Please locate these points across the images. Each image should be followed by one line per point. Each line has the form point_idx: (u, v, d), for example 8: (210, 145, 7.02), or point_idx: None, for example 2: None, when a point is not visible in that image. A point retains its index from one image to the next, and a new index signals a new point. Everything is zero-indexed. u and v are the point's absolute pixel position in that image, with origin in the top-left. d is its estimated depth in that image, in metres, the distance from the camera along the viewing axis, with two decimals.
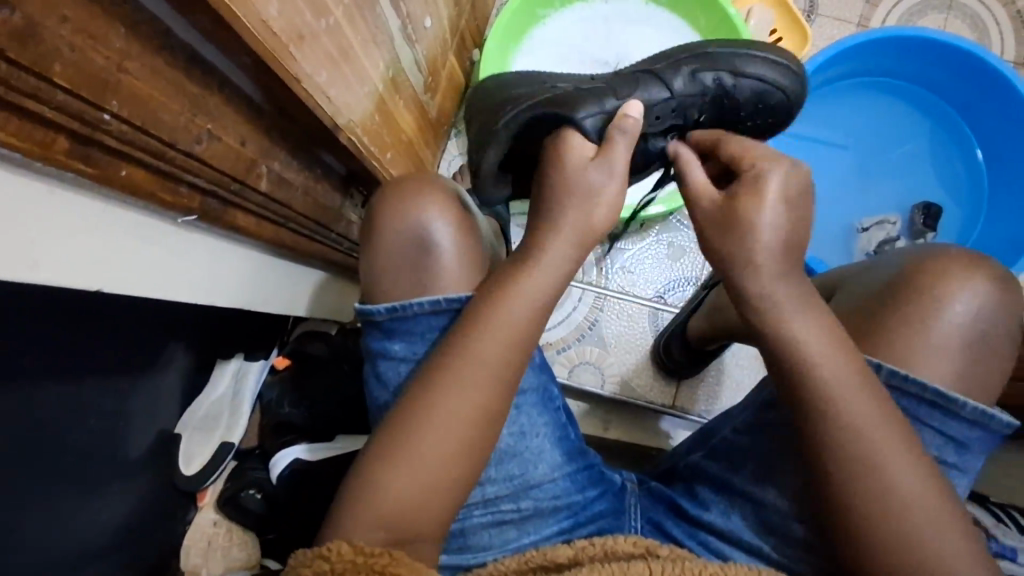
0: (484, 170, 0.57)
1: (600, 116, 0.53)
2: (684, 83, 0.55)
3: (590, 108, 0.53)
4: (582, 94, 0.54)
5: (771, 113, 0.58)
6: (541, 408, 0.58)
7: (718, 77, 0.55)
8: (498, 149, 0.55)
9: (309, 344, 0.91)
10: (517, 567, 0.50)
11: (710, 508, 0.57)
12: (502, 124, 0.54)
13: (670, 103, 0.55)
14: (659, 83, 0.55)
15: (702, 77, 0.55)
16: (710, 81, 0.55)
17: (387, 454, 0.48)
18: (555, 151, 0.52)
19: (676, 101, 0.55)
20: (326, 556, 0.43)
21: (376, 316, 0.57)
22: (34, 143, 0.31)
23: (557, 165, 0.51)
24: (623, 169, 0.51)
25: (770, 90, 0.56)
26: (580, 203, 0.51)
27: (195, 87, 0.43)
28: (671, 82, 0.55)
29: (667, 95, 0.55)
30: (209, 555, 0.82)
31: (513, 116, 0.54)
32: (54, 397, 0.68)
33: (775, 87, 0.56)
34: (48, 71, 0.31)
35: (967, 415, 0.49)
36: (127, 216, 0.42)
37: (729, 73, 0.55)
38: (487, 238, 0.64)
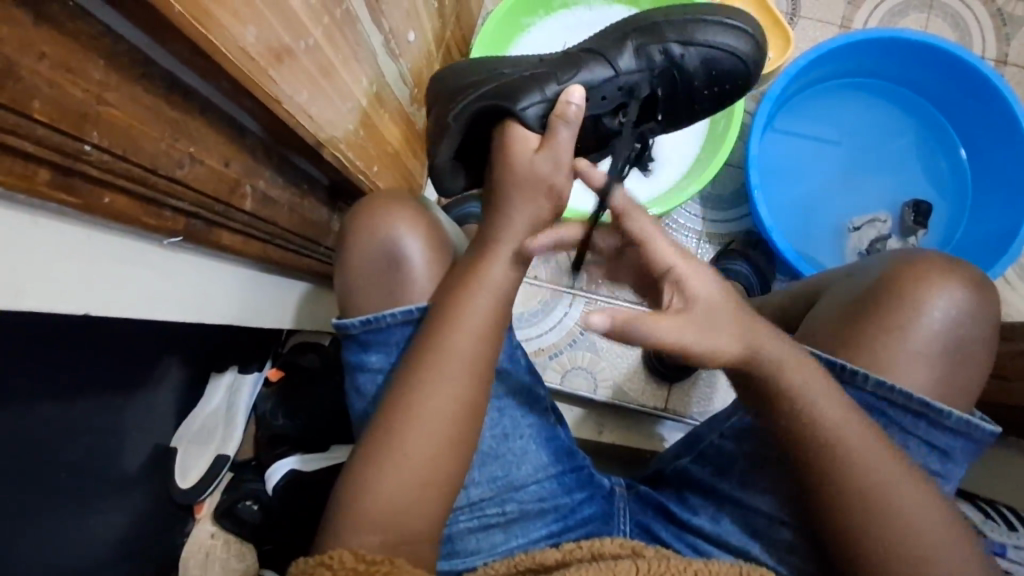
0: (438, 163, 0.61)
1: (543, 103, 0.55)
2: (630, 59, 0.60)
3: (532, 98, 0.55)
4: (526, 83, 0.57)
5: (720, 79, 0.63)
6: (526, 411, 0.59)
7: (664, 49, 0.61)
8: (451, 143, 0.58)
9: (301, 356, 0.93)
10: (506, 570, 0.50)
11: (698, 512, 0.58)
12: (452, 117, 0.57)
13: (615, 81, 0.59)
14: (604, 64, 0.59)
15: (648, 51, 0.60)
16: (657, 53, 0.61)
17: (373, 468, 0.48)
18: (504, 144, 0.54)
19: (624, 78, 0.60)
20: (329, 563, 0.44)
21: (351, 329, 0.58)
22: (14, 176, 0.32)
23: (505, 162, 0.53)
24: (568, 155, 0.51)
25: (716, 55, 0.62)
26: (529, 198, 0.51)
27: (175, 112, 0.44)
28: (617, 61, 0.60)
29: (613, 74, 0.59)
30: (206, 567, 0.84)
31: (461, 109, 0.57)
32: (48, 415, 0.68)
33: (721, 51, 0.62)
34: (27, 109, 0.32)
35: (951, 425, 0.49)
36: (114, 240, 0.43)
37: (676, 43, 0.61)
38: (453, 237, 0.64)
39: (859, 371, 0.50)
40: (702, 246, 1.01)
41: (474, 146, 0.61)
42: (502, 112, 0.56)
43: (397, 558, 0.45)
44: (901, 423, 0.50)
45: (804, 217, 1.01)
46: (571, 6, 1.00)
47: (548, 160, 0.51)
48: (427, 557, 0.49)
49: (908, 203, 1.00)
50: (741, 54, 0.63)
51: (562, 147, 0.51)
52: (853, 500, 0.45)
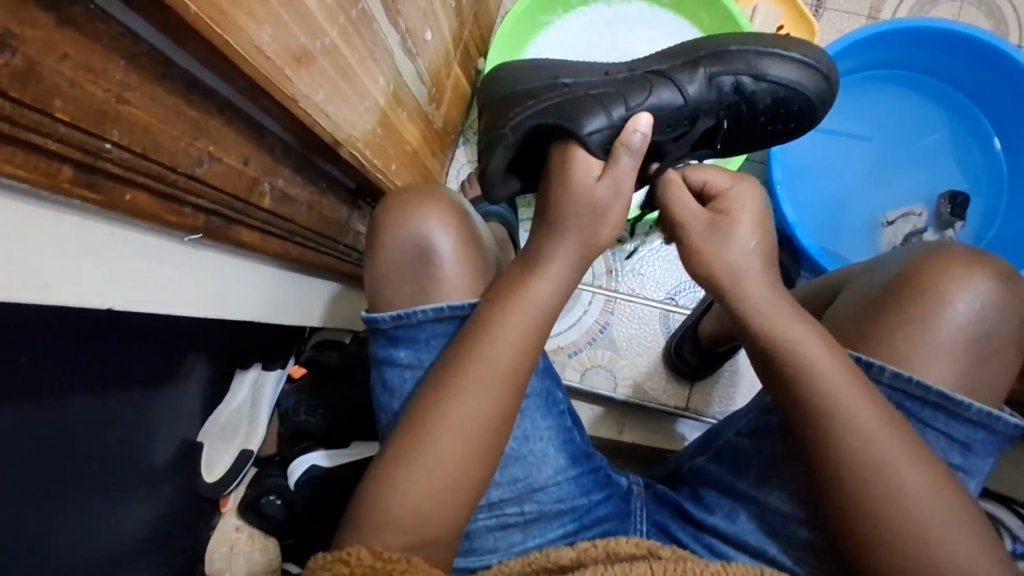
0: (490, 173, 0.60)
1: (608, 130, 0.54)
2: (699, 87, 0.57)
3: (597, 122, 0.54)
4: (593, 106, 0.55)
5: (791, 117, 0.61)
6: (545, 412, 0.59)
7: (737, 80, 0.58)
8: (504, 152, 0.57)
9: (324, 353, 0.94)
10: (522, 568, 0.50)
11: (714, 511, 0.57)
12: (511, 127, 0.57)
13: (683, 109, 0.57)
14: (672, 88, 0.57)
15: (719, 81, 0.58)
16: (728, 84, 0.58)
17: (388, 462, 0.49)
18: (563, 169, 0.54)
19: (688, 105, 0.57)
20: (346, 560, 0.44)
21: (381, 324, 0.58)
22: (39, 173, 0.33)
23: (562, 185, 0.53)
24: (627, 183, 0.53)
25: (792, 95, 0.59)
26: (585, 220, 0.52)
27: (196, 112, 0.45)
28: (686, 86, 0.57)
29: (681, 101, 0.57)
30: (231, 560, 0.85)
31: (520, 123, 0.56)
32: (80, 410, 0.70)
33: (798, 90, 0.59)
34: (50, 107, 0.33)
35: (971, 417, 0.48)
36: (138, 238, 0.44)
37: (749, 76, 0.58)
38: (491, 250, 0.64)
39: (875, 362, 0.49)
40: None
41: (529, 160, 0.61)
42: (565, 133, 0.55)
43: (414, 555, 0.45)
44: (921, 418, 0.49)
45: (835, 213, 0.99)
46: (591, 4, 0.99)
47: (610, 186, 0.52)
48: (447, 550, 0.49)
49: (944, 195, 0.97)
50: (816, 95, 0.60)
51: (622, 175, 0.53)
52: (874, 500, 0.44)
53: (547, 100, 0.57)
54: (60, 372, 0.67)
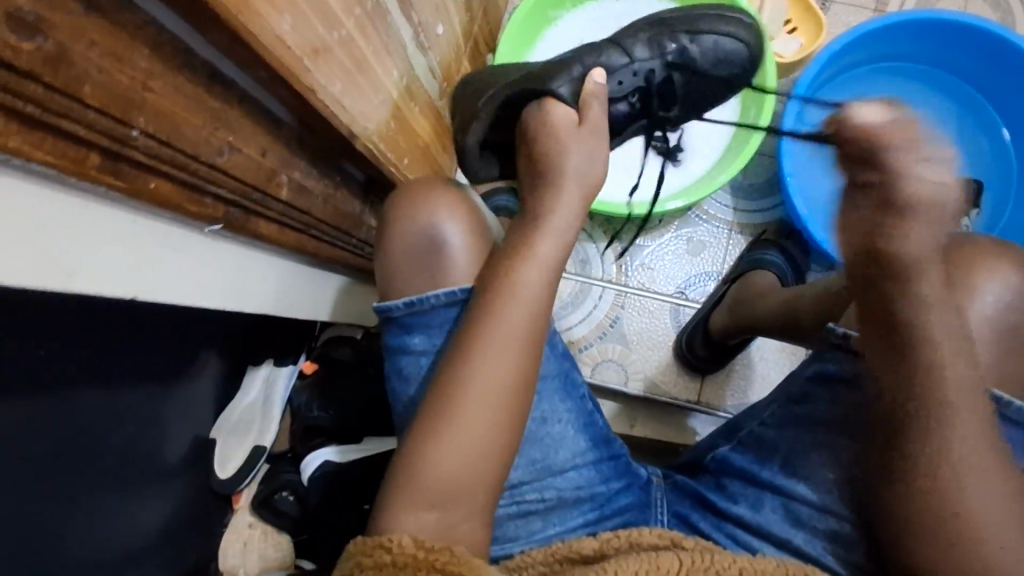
0: (468, 141, 0.63)
1: (572, 82, 0.58)
2: (643, 48, 0.61)
3: (563, 77, 0.58)
4: (559, 65, 0.59)
5: (734, 69, 0.64)
6: (564, 394, 0.59)
7: (676, 40, 0.62)
8: (482, 123, 0.61)
9: (334, 350, 0.93)
10: (545, 558, 0.51)
11: (737, 501, 0.57)
12: (485, 101, 0.60)
13: (631, 67, 0.61)
14: (617, 49, 0.60)
15: (660, 41, 0.61)
16: (669, 43, 0.62)
17: (407, 454, 0.49)
18: (541, 120, 0.57)
19: (636, 64, 0.61)
20: (388, 547, 0.44)
21: (394, 312, 0.58)
22: (67, 159, 0.33)
23: (547, 137, 0.56)
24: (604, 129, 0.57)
25: (727, 46, 0.63)
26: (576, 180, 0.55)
27: (216, 102, 0.45)
28: (631, 49, 0.61)
29: (628, 60, 0.60)
30: (246, 555, 0.85)
31: (494, 94, 0.60)
32: (94, 405, 0.71)
33: (732, 40, 0.63)
34: (78, 93, 0.33)
35: (1012, 416, 0.47)
36: (159, 227, 0.44)
37: (685, 39, 0.62)
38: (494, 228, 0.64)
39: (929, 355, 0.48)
40: (732, 236, 1.01)
41: (505, 130, 0.63)
42: (536, 91, 0.58)
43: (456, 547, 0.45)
44: None
45: None
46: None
47: (591, 135, 0.56)
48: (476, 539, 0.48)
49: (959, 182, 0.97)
50: (748, 42, 0.63)
51: (597, 120, 0.57)
52: None
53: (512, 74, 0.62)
54: (77, 365, 0.68)
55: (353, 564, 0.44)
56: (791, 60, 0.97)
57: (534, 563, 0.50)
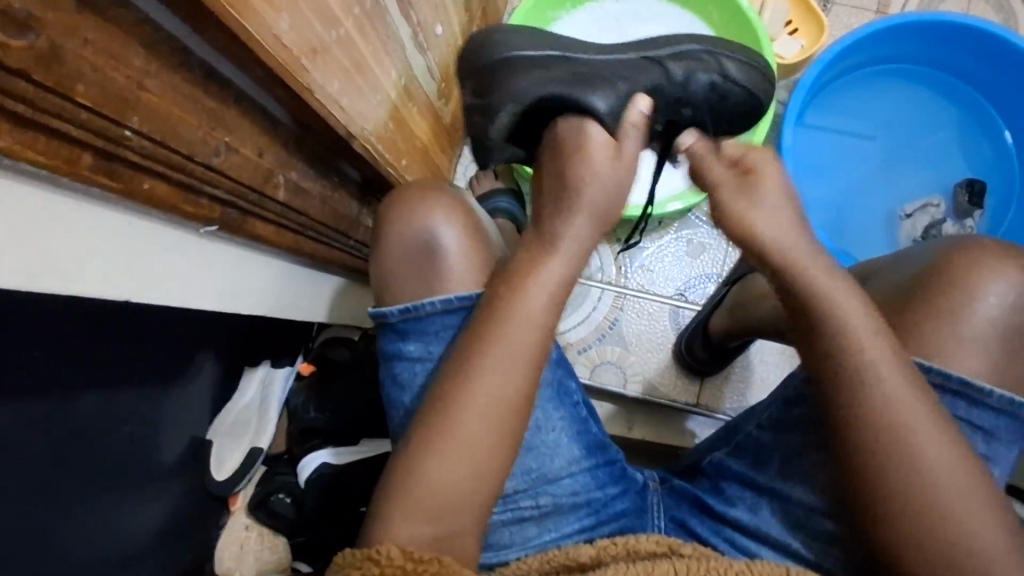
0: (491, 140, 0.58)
1: (615, 105, 0.54)
2: (679, 78, 0.56)
3: (607, 97, 0.54)
4: (608, 78, 0.55)
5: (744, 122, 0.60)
6: (557, 403, 0.59)
7: (711, 78, 0.57)
8: (509, 117, 0.55)
9: (332, 351, 0.93)
10: (540, 566, 0.50)
11: (735, 504, 0.56)
12: (515, 95, 0.54)
13: (667, 93, 0.56)
14: (661, 71, 0.56)
15: (698, 74, 0.56)
16: (704, 80, 0.56)
17: (405, 459, 0.48)
18: (577, 141, 0.53)
19: (671, 89, 0.56)
20: (376, 559, 0.43)
21: (389, 318, 0.58)
22: (59, 159, 0.33)
23: (581, 155, 0.52)
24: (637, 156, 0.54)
25: (749, 99, 0.59)
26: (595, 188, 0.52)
27: (212, 102, 0.45)
28: (672, 71, 0.56)
29: (665, 84, 0.56)
30: (242, 559, 0.86)
31: (535, 90, 0.54)
32: (89, 405, 0.70)
33: (752, 94, 0.59)
34: (71, 92, 0.32)
35: (994, 404, 0.47)
36: (153, 228, 0.44)
37: (721, 74, 0.57)
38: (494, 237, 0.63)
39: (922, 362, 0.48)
40: None
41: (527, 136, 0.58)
42: (579, 104, 0.54)
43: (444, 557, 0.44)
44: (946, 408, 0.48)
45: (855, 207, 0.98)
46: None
47: (627, 168, 0.53)
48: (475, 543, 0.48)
49: (960, 184, 0.97)
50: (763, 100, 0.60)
51: (631, 150, 0.54)
52: (902, 491, 0.43)
53: (553, 67, 0.55)
54: (72, 366, 0.67)
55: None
56: (791, 61, 0.97)
57: (530, 570, 0.50)
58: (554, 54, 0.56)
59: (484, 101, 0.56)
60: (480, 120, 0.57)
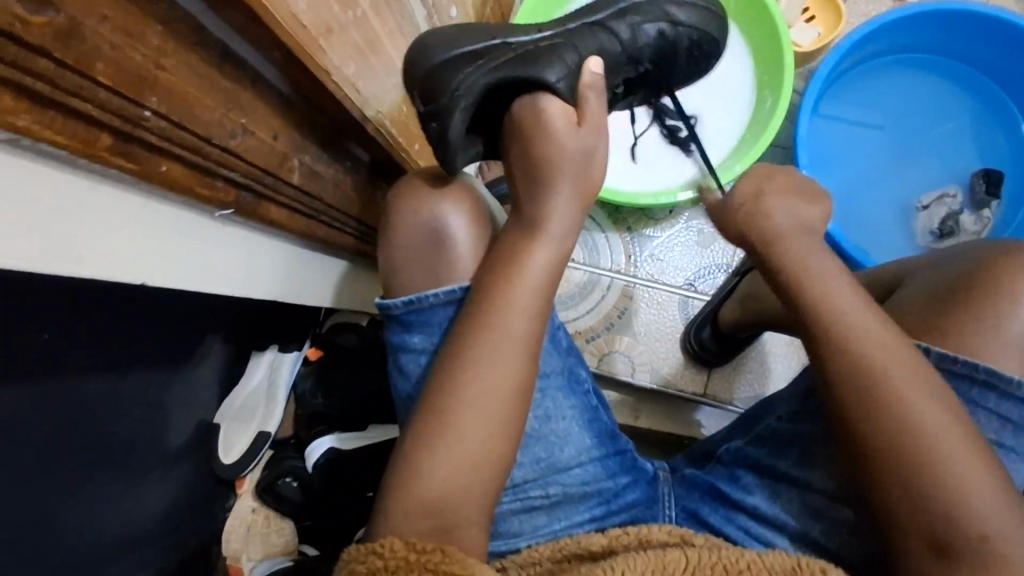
0: (451, 138, 0.53)
1: (567, 74, 0.54)
2: (628, 32, 0.57)
3: (558, 68, 0.53)
4: (553, 50, 0.54)
5: (702, 57, 0.62)
6: (568, 391, 0.58)
7: (658, 26, 0.58)
8: (464, 114, 0.52)
9: (339, 336, 0.91)
10: (551, 554, 0.51)
11: (753, 492, 0.56)
12: (461, 89, 0.52)
13: (621, 53, 0.58)
14: (606, 33, 0.56)
15: (646, 27, 0.57)
16: (652, 30, 0.58)
17: (419, 451, 0.48)
18: (538, 118, 0.52)
19: (624, 49, 0.58)
20: (379, 552, 0.43)
21: (393, 309, 0.57)
22: (77, 140, 0.32)
23: (542, 134, 0.52)
24: (602, 122, 0.54)
25: (703, 36, 0.60)
26: (575, 169, 0.52)
27: (228, 82, 0.44)
28: (618, 31, 0.57)
29: (618, 47, 0.57)
30: (248, 541, 0.87)
31: (483, 79, 0.52)
32: (98, 386, 0.70)
33: (706, 33, 0.60)
34: (90, 70, 0.32)
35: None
36: (168, 210, 0.43)
37: (667, 22, 0.58)
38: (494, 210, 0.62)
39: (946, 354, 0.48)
40: None
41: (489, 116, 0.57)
42: (529, 82, 0.53)
43: (447, 546, 0.44)
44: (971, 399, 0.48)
45: (869, 198, 0.97)
46: None
47: (592, 131, 0.53)
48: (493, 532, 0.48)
49: (977, 173, 0.95)
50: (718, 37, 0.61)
51: (594, 113, 0.54)
52: (921, 485, 0.43)
53: (487, 56, 0.53)
54: (81, 346, 0.67)
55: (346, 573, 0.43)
56: (808, 49, 0.96)
57: (542, 558, 0.50)
58: (487, 43, 0.54)
59: (435, 105, 0.52)
60: (436, 128, 0.53)
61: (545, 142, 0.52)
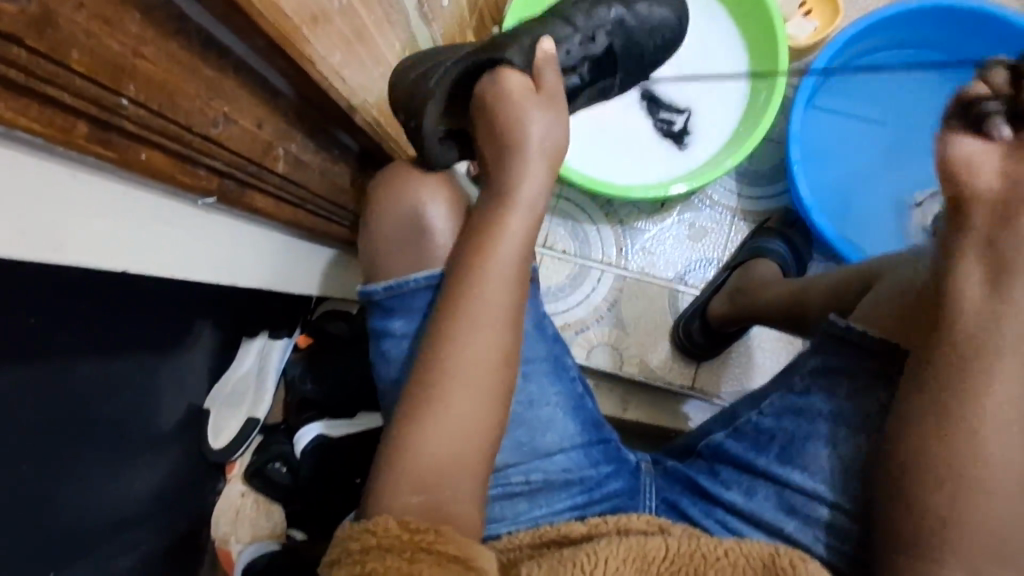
0: (428, 135, 0.55)
1: (524, 52, 0.55)
2: (584, 17, 0.59)
3: (515, 47, 0.55)
4: (509, 36, 0.56)
5: (665, 44, 0.64)
6: (553, 378, 0.59)
7: (613, 11, 0.60)
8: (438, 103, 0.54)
9: (330, 324, 0.92)
10: (531, 540, 0.52)
11: (732, 487, 0.57)
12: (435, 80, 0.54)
13: (576, 36, 0.59)
14: (563, 22, 0.59)
15: (600, 12, 0.59)
16: (607, 15, 0.60)
17: (397, 440, 0.48)
18: (499, 94, 0.53)
19: (579, 31, 0.59)
20: (372, 530, 0.43)
21: (375, 295, 0.58)
22: (54, 128, 0.32)
23: (507, 108, 0.53)
24: (561, 98, 0.55)
25: (659, 19, 0.62)
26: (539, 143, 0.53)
27: (209, 70, 0.44)
28: (574, 20, 0.59)
29: (572, 30, 0.59)
30: (237, 523, 0.88)
31: (447, 69, 0.54)
32: (87, 370, 0.70)
33: (660, 15, 0.62)
34: (65, 59, 0.32)
35: None
36: (150, 198, 0.43)
37: (622, 7, 0.60)
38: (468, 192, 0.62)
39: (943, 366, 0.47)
40: (735, 222, 1.00)
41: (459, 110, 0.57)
42: (490, 63, 0.54)
43: (441, 525, 0.44)
44: None
45: (863, 194, 0.98)
46: None
47: (550, 102, 0.54)
48: (473, 518, 0.47)
49: None
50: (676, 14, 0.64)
51: (552, 89, 0.55)
52: None
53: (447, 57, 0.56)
54: (73, 330, 0.68)
55: (339, 549, 0.43)
56: (805, 42, 0.95)
57: (521, 544, 0.51)
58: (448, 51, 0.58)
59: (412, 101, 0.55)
60: (415, 126, 0.55)
61: (510, 116, 0.53)
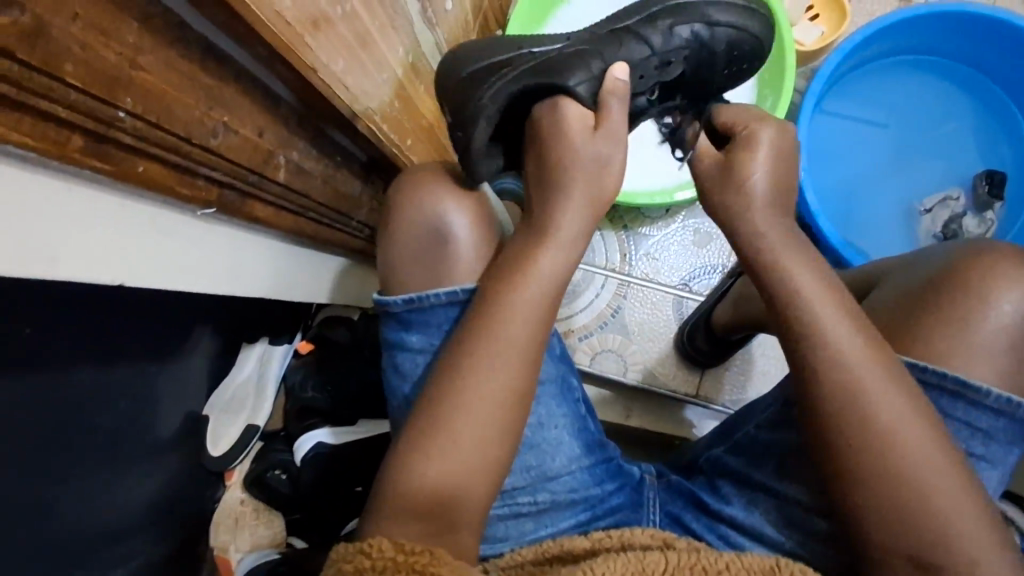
0: (473, 147, 0.52)
1: (590, 80, 0.50)
2: (660, 38, 0.51)
3: (580, 73, 0.50)
4: (577, 56, 0.51)
5: (744, 62, 0.54)
6: (561, 400, 0.58)
7: (693, 29, 0.51)
8: (487, 124, 0.51)
9: (332, 330, 0.91)
10: (534, 556, 0.51)
11: (731, 502, 0.56)
12: (488, 97, 0.50)
13: (652, 58, 0.52)
14: (636, 37, 0.51)
15: (679, 31, 0.51)
16: (686, 34, 0.51)
17: (400, 457, 0.47)
18: (554, 129, 0.50)
19: (652, 55, 0.51)
20: (367, 552, 0.42)
21: (393, 307, 0.57)
22: (47, 142, 0.31)
23: (559, 145, 0.50)
24: (622, 132, 0.51)
25: (741, 37, 0.53)
26: (590, 174, 0.51)
27: (209, 79, 0.43)
28: (649, 38, 0.51)
29: (647, 50, 0.51)
30: (236, 532, 0.87)
31: (504, 87, 0.50)
32: (84, 380, 0.69)
33: (743, 31, 0.53)
34: (59, 71, 0.31)
35: (991, 404, 0.46)
36: (148, 209, 0.43)
37: (703, 24, 0.51)
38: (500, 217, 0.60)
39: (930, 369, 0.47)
40: None
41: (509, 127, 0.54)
42: (550, 89, 0.50)
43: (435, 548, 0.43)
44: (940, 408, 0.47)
45: (871, 199, 0.96)
46: None
47: (607, 138, 0.50)
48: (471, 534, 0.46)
49: (980, 174, 0.94)
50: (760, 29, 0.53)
51: (615, 123, 0.51)
52: (900, 501, 0.42)
53: (512, 65, 0.51)
54: (70, 339, 0.67)
55: (333, 570, 0.42)
56: (812, 48, 0.94)
57: (524, 561, 0.50)
58: (510, 56, 0.53)
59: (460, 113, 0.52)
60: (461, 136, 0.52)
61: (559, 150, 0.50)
